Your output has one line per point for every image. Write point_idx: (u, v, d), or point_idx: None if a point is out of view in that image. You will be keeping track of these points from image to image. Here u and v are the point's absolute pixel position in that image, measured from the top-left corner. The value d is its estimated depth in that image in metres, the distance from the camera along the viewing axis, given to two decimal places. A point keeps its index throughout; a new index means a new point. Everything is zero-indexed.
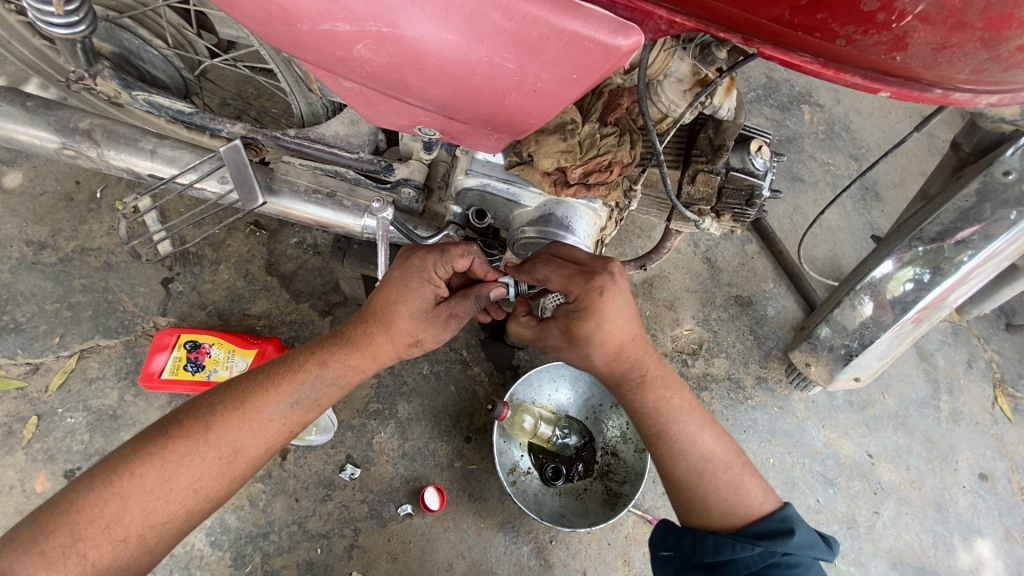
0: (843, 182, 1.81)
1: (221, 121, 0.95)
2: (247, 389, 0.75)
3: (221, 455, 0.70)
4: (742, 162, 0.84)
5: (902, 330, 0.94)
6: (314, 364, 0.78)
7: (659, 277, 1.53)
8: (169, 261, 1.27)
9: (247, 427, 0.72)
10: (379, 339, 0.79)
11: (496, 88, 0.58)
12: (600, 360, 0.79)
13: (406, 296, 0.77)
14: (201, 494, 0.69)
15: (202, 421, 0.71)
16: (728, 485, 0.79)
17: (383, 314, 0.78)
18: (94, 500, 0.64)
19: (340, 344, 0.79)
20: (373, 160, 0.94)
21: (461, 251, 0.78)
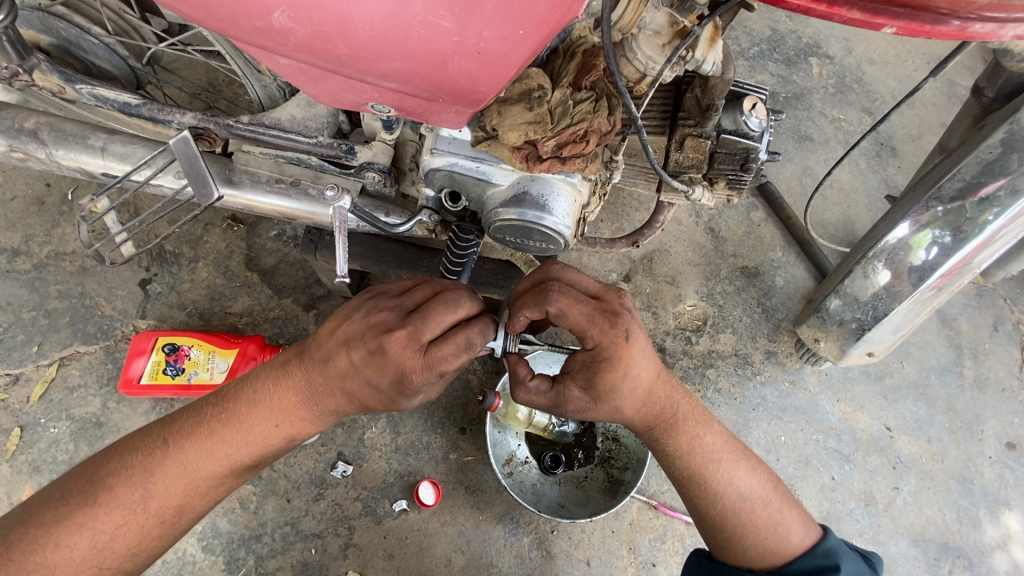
0: (855, 138, 1.69)
1: (170, 111, 0.88)
2: (190, 448, 0.67)
3: (161, 521, 0.66)
4: (735, 123, 0.75)
5: (921, 299, 0.86)
6: (270, 428, 0.70)
7: (659, 252, 1.45)
8: (145, 262, 1.23)
9: (190, 490, 0.67)
10: (344, 407, 0.71)
11: (437, 53, 0.51)
12: (631, 410, 0.72)
13: (384, 385, 0.66)
14: (141, 556, 0.66)
15: (139, 485, 0.65)
16: (769, 525, 0.74)
17: (352, 384, 0.68)
18: (15, 571, 0.59)
19: (303, 404, 0.70)
20: (333, 144, 0.87)
21: (454, 347, 0.66)
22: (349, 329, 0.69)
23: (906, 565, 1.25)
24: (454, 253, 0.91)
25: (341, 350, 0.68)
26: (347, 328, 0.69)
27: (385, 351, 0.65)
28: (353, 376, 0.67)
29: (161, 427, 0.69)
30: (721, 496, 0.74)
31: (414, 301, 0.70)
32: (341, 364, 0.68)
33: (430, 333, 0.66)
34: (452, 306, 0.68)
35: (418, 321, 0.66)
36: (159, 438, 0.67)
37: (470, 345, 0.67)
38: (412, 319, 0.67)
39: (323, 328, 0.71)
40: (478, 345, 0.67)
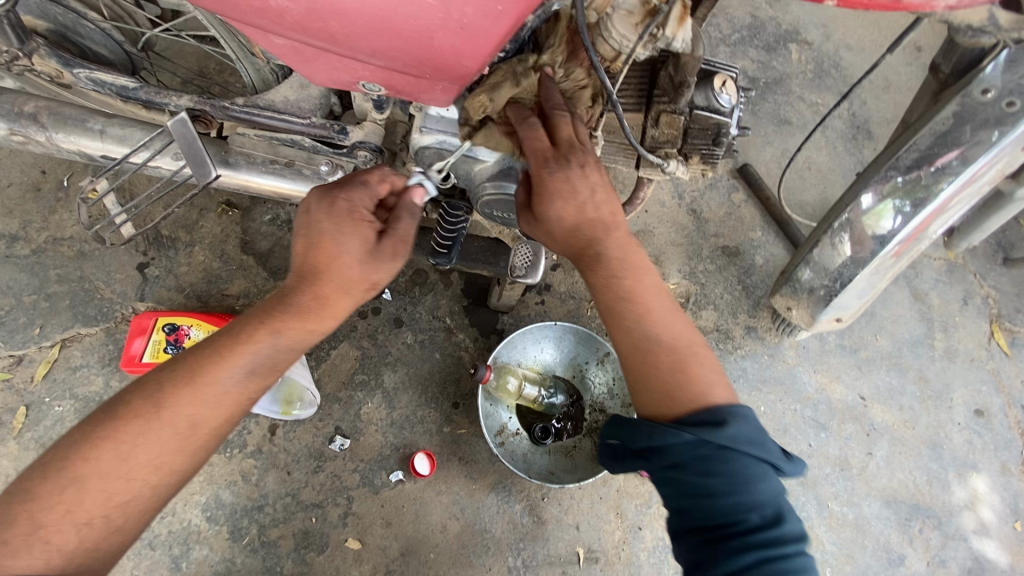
0: (833, 122, 1.74)
1: (167, 95, 0.90)
2: (192, 361, 0.68)
3: (179, 431, 0.65)
4: (707, 100, 0.80)
5: (882, 265, 0.91)
6: (261, 326, 0.70)
7: (643, 233, 1.50)
8: (143, 246, 1.26)
9: (201, 403, 0.66)
10: (331, 297, 0.73)
11: (422, 29, 0.55)
12: (568, 215, 0.74)
13: (354, 240, 0.73)
14: (164, 471, 0.65)
15: (151, 398, 0.65)
16: (676, 371, 0.72)
17: (327, 261, 0.72)
18: (50, 487, 0.60)
19: (291, 299, 0.72)
20: (325, 124, 0.90)
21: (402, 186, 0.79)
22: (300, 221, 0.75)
23: (879, 525, 1.31)
24: (444, 230, 0.94)
25: (301, 237, 0.74)
26: (301, 222, 0.75)
27: (347, 213, 0.74)
28: (324, 246, 0.72)
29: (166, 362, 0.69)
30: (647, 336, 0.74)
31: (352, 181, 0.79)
32: (308, 246, 0.73)
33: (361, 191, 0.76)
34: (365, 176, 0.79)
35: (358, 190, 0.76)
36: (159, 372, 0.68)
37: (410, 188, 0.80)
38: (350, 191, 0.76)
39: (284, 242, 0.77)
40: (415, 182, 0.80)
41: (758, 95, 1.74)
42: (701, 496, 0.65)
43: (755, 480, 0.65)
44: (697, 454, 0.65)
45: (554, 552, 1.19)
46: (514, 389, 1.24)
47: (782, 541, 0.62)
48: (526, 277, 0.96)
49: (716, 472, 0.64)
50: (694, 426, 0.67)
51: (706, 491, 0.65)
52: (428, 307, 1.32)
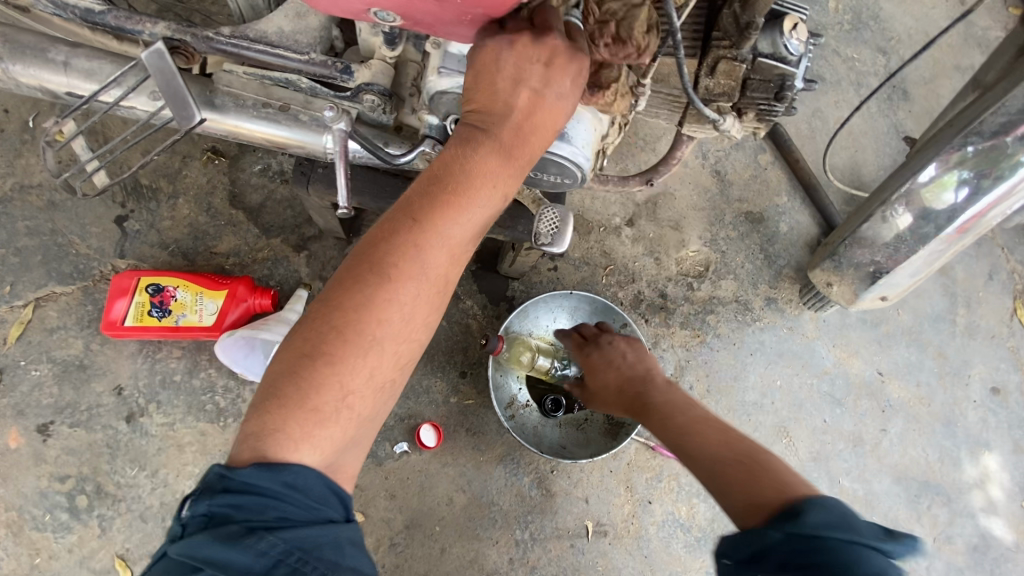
0: (868, 80, 1.62)
1: (139, 20, 0.76)
2: (448, 210, 0.58)
3: (430, 293, 0.60)
4: (773, 45, 0.69)
5: (940, 246, 0.83)
6: (484, 195, 0.60)
7: (663, 196, 1.40)
8: (121, 197, 1.14)
9: (447, 262, 0.60)
10: (534, 138, 0.60)
11: None
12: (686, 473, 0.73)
13: (574, 97, 0.60)
14: (418, 332, 0.61)
15: (435, 247, 0.58)
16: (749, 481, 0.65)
17: (542, 124, 0.60)
18: (349, 352, 0.57)
19: (507, 164, 0.60)
20: (328, 61, 0.78)
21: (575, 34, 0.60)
22: (497, 68, 0.58)
23: (888, 502, 1.30)
24: None
25: (516, 87, 0.58)
26: (501, 64, 0.57)
27: (546, 63, 0.57)
28: (547, 105, 0.59)
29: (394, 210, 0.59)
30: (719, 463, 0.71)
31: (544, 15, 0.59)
32: (524, 99, 0.58)
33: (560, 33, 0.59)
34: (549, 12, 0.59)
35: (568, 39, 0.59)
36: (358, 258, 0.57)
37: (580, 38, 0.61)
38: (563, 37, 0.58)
39: (469, 77, 0.59)
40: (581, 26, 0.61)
41: None
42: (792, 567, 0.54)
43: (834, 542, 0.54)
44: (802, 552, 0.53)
45: (562, 525, 1.17)
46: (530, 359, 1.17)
47: None
48: (553, 245, 0.90)
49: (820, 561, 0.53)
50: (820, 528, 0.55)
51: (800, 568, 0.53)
52: None
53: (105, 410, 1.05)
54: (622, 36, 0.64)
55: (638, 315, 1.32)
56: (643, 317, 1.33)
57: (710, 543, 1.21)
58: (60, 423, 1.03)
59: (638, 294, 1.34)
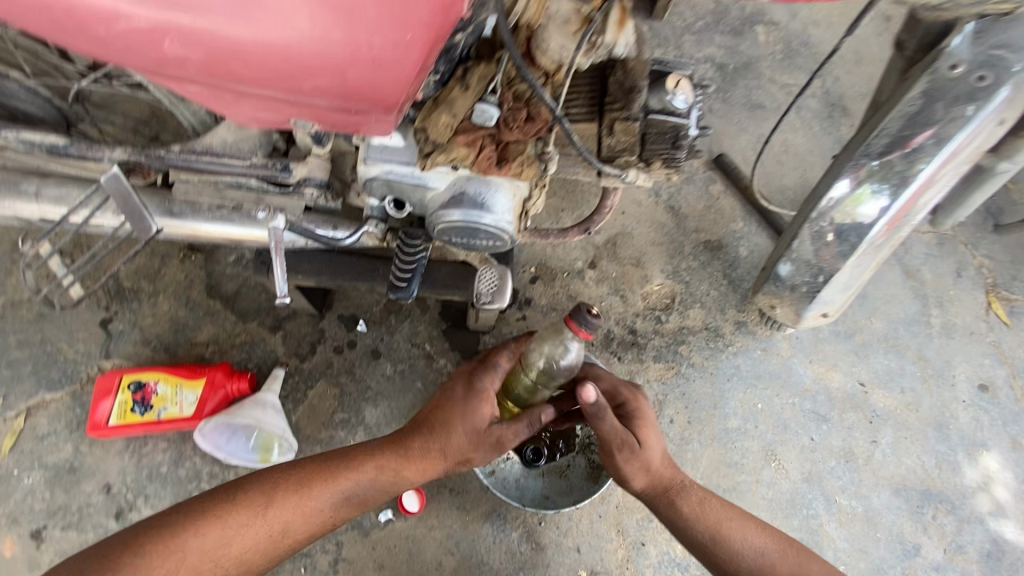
0: (806, 101, 1.69)
1: (99, 147, 0.85)
2: (325, 467, 0.84)
3: (271, 534, 0.78)
4: (662, 103, 0.76)
5: (865, 254, 0.87)
6: (369, 465, 0.84)
7: (622, 235, 1.45)
8: (104, 301, 1.22)
9: (302, 522, 0.80)
10: (426, 458, 0.84)
11: (333, 64, 0.51)
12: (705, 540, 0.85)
13: (472, 408, 0.84)
14: (241, 561, 0.76)
15: (302, 482, 0.82)
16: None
17: (437, 426, 0.85)
18: (200, 538, 0.75)
19: (395, 448, 0.85)
20: (267, 163, 0.85)
21: (496, 352, 0.89)
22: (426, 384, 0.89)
23: (890, 516, 1.27)
24: (402, 261, 0.89)
25: (433, 397, 0.89)
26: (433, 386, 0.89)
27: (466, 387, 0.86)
28: (445, 413, 0.85)
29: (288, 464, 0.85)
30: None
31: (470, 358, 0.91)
32: (437, 405, 0.87)
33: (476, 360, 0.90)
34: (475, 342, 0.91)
35: (481, 364, 0.88)
36: (283, 468, 0.84)
37: (506, 347, 0.89)
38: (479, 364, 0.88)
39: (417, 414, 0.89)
40: (512, 345, 0.89)
41: (728, 81, 1.69)
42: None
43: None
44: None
45: None
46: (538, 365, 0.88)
47: None
48: (495, 302, 0.92)
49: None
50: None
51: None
52: (406, 335, 1.27)
53: (96, 509, 1.08)
54: (531, 116, 0.72)
55: (610, 354, 1.35)
56: (615, 355, 1.35)
57: None
58: (52, 528, 1.06)
59: (608, 333, 1.37)
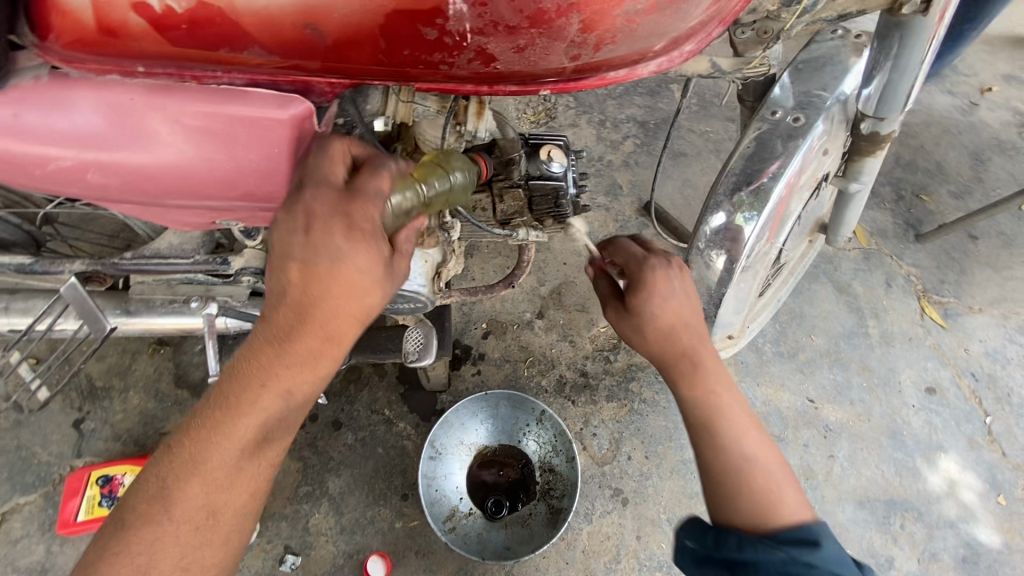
0: (725, 145, 1.85)
1: (61, 263, 0.96)
2: (208, 425, 0.62)
3: (197, 524, 0.61)
4: (540, 169, 0.88)
5: (745, 276, 0.93)
6: (263, 391, 0.62)
7: (565, 285, 1.54)
8: (78, 402, 1.29)
9: (223, 488, 0.62)
10: (326, 346, 0.62)
11: (224, 176, 0.62)
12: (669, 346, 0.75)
13: (353, 253, 0.58)
14: (193, 569, 0.61)
15: (190, 454, 0.61)
16: (766, 486, 0.70)
17: (322, 304, 0.59)
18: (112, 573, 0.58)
19: (281, 356, 0.61)
20: (208, 259, 0.95)
21: (372, 172, 0.61)
22: (277, 242, 0.60)
23: (859, 530, 1.28)
24: None
25: (290, 261, 0.59)
26: (281, 241, 0.59)
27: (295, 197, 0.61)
28: (322, 275, 0.58)
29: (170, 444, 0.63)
30: (727, 412, 0.74)
31: (323, 170, 0.60)
32: (299, 273, 0.59)
33: (340, 164, 0.61)
34: (329, 145, 0.60)
35: (350, 191, 0.60)
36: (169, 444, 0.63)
37: (385, 166, 0.62)
38: (345, 192, 0.59)
39: (273, 297, 0.61)
40: (394, 165, 0.63)
41: (650, 136, 1.86)
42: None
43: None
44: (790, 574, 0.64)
45: None
46: (434, 187, 0.69)
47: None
48: (422, 359, 0.99)
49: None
50: (787, 543, 0.65)
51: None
52: (365, 402, 1.34)
53: None
54: None
55: (565, 398, 1.40)
56: (569, 399, 1.40)
57: None
58: None
59: (560, 378, 1.43)
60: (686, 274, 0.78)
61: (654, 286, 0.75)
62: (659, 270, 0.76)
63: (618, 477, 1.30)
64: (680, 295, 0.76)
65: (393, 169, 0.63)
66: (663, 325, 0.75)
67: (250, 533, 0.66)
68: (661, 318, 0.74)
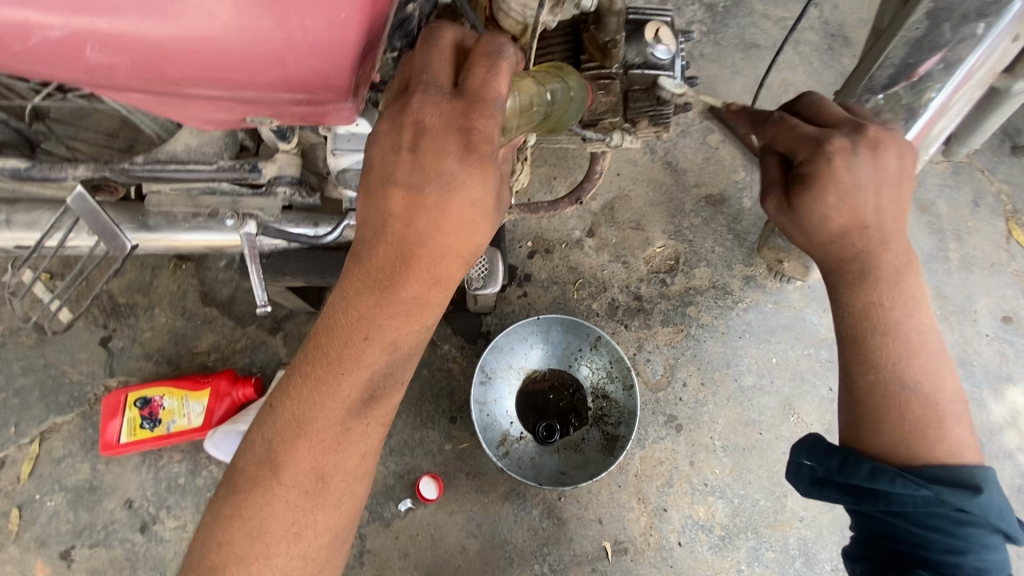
0: (803, 35, 1.59)
1: (60, 167, 0.80)
2: (310, 383, 0.61)
3: (306, 487, 0.61)
4: (643, 56, 0.72)
5: None
6: (367, 345, 0.60)
7: (619, 199, 1.39)
8: (102, 319, 1.21)
9: (330, 450, 0.62)
10: (432, 286, 0.59)
11: (271, 54, 0.46)
12: (833, 231, 0.61)
13: (468, 180, 0.55)
14: (307, 530, 0.62)
15: (296, 419, 0.61)
16: (932, 420, 0.59)
17: (428, 244, 0.57)
18: (237, 526, 0.61)
19: (382, 301, 0.59)
20: (234, 165, 0.80)
21: (488, 66, 0.54)
22: (379, 163, 0.57)
23: None
24: None
25: (395, 185, 0.56)
26: (383, 162, 0.56)
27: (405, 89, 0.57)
28: (433, 199, 0.55)
29: (271, 410, 0.63)
30: (896, 327, 0.61)
31: (434, 74, 0.56)
32: (402, 205, 0.56)
33: (448, 59, 0.57)
34: (438, 40, 0.56)
35: (464, 96, 0.55)
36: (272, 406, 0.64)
37: (502, 56, 0.55)
38: (457, 99, 0.55)
39: (371, 235, 0.58)
40: (511, 54, 0.56)
41: (718, 22, 1.59)
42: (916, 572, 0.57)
43: (992, 550, 0.56)
44: (930, 512, 0.56)
45: (580, 551, 1.16)
46: (556, 91, 0.62)
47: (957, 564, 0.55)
48: (487, 286, 0.88)
49: (941, 526, 0.56)
50: (937, 481, 0.57)
51: (933, 556, 0.56)
52: None
53: (120, 525, 1.10)
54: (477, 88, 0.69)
55: (617, 322, 1.32)
56: (622, 323, 1.32)
57: (734, 539, 1.18)
58: (80, 547, 1.08)
59: (612, 302, 1.33)
60: (881, 149, 0.60)
61: (834, 178, 0.58)
62: (836, 159, 0.58)
63: (673, 404, 1.25)
64: (865, 188, 0.59)
65: (511, 59, 0.56)
66: (833, 230, 0.61)
67: (362, 496, 0.66)
68: (833, 223, 0.60)
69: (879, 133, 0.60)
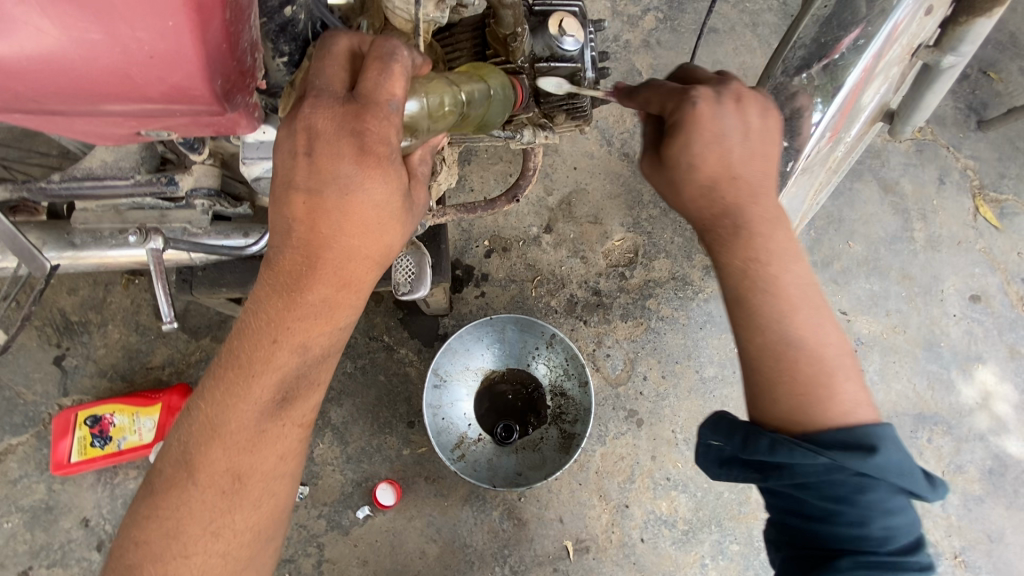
0: (763, 17, 1.56)
1: None
2: (222, 385, 0.57)
3: (222, 488, 0.56)
4: (549, 48, 0.70)
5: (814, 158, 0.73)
6: (276, 346, 0.56)
7: (576, 193, 1.36)
8: (55, 338, 1.20)
9: (248, 451, 0.57)
10: (342, 284, 0.55)
11: (114, 67, 0.45)
12: (704, 178, 0.58)
13: (366, 182, 0.52)
14: (226, 533, 0.57)
15: (210, 418, 0.57)
16: (814, 375, 0.55)
17: (334, 242, 0.54)
18: (151, 529, 0.56)
19: (291, 304, 0.55)
20: (151, 178, 0.78)
21: (381, 69, 0.51)
22: (281, 173, 0.54)
23: None
24: None
25: (295, 190, 0.53)
26: (283, 170, 0.53)
27: (301, 95, 0.53)
28: (336, 198, 0.52)
29: (188, 412, 0.59)
30: (774, 280, 0.57)
31: (329, 80, 0.53)
32: (303, 206, 0.53)
33: (342, 65, 0.53)
34: (331, 46, 0.53)
35: (358, 99, 0.51)
36: (190, 408, 0.59)
37: (396, 58, 0.51)
38: (352, 102, 0.51)
39: (277, 235, 0.55)
40: (407, 56, 0.52)
41: (675, 8, 1.55)
42: (827, 546, 0.53)
43: (895, 512, 0.52)
44: (830, 479, 0.52)
45: (542, 551, 1.15)
46: (474, 93, 0.58)
47: (863, 529, 0.51)
48: (415, 290, 0.86)
49: (844, 495, 0.52)
50: (835, 444, 0.52)
51: (836, 528, 0.52)
52: (363, 329, 1.24)
53: (77, 543, 1.10)
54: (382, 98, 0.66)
55: (576, 319, 1.30)
56: (581, 319, 1.30)
57: (699, 533, 1.16)
58: (37, 567, 1.08)
59: (571, 298, 1.31)
60: (744, 102, 0.59)
61: (698, 125, 0.57)
62: (702, 103, 0.57)
63: (633, 399, 1.24)
64: (731, 136, 0.58)
65: (407, 60, 0.52)
66: (702, 181, 0.58)
67: (289, 499, 0.62)
68: (702, 170, 0.58)
69: (738, 86, 0.60)
